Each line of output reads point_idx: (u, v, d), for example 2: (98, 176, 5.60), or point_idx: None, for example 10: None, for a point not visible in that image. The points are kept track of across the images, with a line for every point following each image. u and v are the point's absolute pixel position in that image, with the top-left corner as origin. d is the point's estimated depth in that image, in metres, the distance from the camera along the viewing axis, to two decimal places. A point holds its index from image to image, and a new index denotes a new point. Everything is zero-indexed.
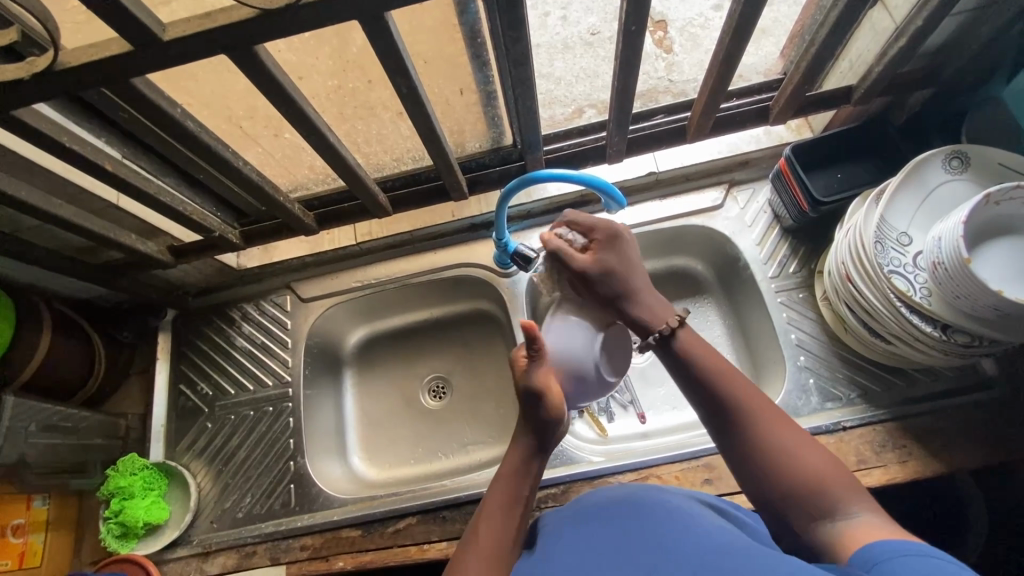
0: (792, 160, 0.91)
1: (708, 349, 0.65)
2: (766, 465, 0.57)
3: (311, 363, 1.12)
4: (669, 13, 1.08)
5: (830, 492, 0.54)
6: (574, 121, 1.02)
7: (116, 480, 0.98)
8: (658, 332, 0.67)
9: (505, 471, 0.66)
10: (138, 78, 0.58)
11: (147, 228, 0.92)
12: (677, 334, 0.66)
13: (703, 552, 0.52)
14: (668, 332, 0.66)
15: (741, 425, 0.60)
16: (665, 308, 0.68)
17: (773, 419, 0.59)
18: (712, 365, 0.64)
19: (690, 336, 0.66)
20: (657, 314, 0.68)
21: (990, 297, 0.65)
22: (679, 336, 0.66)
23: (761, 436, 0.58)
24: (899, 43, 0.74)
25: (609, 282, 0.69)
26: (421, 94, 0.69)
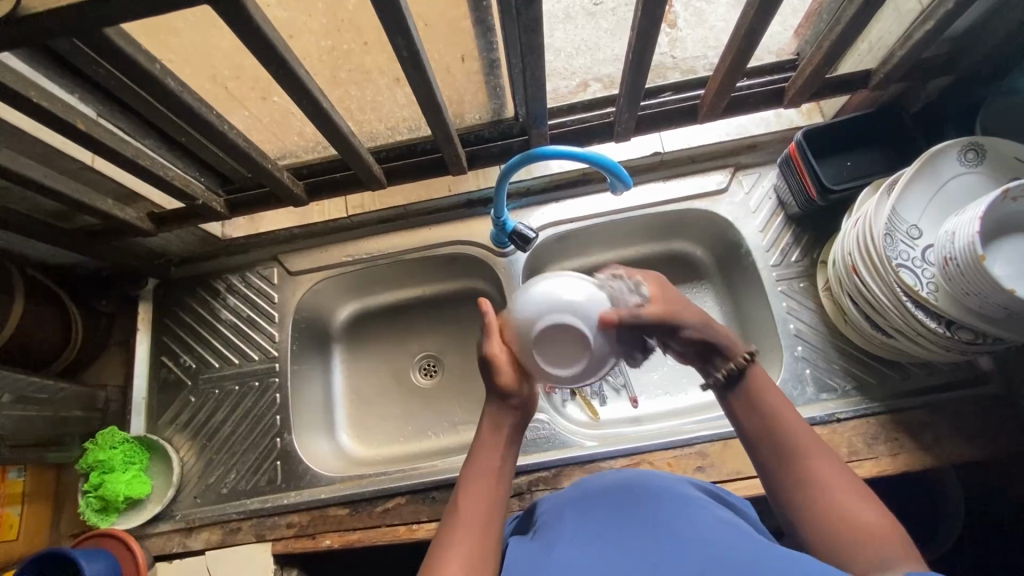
0: (803, 146, 0.88)
1: (778, 396, 0.64)
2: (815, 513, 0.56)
3: (299, 338, 1.09)
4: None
5: (877, 553, 0.52)
6: (579, 96, 0.94)
7: (95, 453, 0.94)
8: (728, 368, 0.66)
9: (477, 443, 0.66)
10: (111, 27, 0.53)
11: (126, 193, 0.87)
12: (750, 367, 0.66)
13: (705, 537, 0.51)
14: (738, 368, 0.66)
15: (794, 469, 0.59)
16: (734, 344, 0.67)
17: (831, 466, 0.58)
18: (777, 406, 0.63)
19: (761, 373, 0.66)
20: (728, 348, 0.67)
21: (1001, 296, 0.63)
22: (751, 372, 0.66)
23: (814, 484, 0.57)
24: (926, 26, 0.70)
25: (684, 318, 0.67)
26: (422, 58, 0.63)
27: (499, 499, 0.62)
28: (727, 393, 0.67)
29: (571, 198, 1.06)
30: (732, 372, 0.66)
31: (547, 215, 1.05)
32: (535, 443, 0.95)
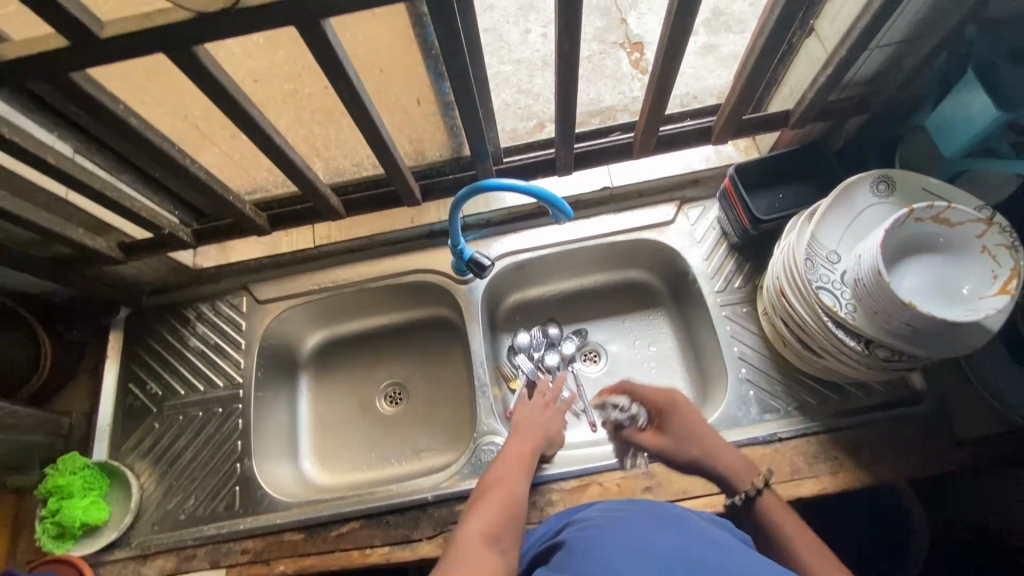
0: (735, 180, 0.94)
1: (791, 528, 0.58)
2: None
3: (265, 365, 1.12)
4: (646, 36, 1.18)
5: None
6: (535, 135, 1.08)
7: (55, 478, 0.95)
8: (737, 499, 0.78)
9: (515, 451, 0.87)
10: (76, 72, 0.58)
11: (98, 224, 0.92)
12: (760, 498, 0.76)
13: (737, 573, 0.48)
14: (755, 493, 0.76)
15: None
16: (749, 472, 0.82)
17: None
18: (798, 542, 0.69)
19: (773, 505, 0.75)
20: (740, 476, 0.82)
21: (905, 312, 0.68)
22: (761, 501, 0.76)
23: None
24: (827, 71, 0.78)
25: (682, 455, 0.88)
26: (366, 101, 0.69)
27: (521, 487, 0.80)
28: (748, 514, 0.77)
29: (529, 228, 1.11)
30: (741, 501, 0.78)
31: (505, 245, 1.11)
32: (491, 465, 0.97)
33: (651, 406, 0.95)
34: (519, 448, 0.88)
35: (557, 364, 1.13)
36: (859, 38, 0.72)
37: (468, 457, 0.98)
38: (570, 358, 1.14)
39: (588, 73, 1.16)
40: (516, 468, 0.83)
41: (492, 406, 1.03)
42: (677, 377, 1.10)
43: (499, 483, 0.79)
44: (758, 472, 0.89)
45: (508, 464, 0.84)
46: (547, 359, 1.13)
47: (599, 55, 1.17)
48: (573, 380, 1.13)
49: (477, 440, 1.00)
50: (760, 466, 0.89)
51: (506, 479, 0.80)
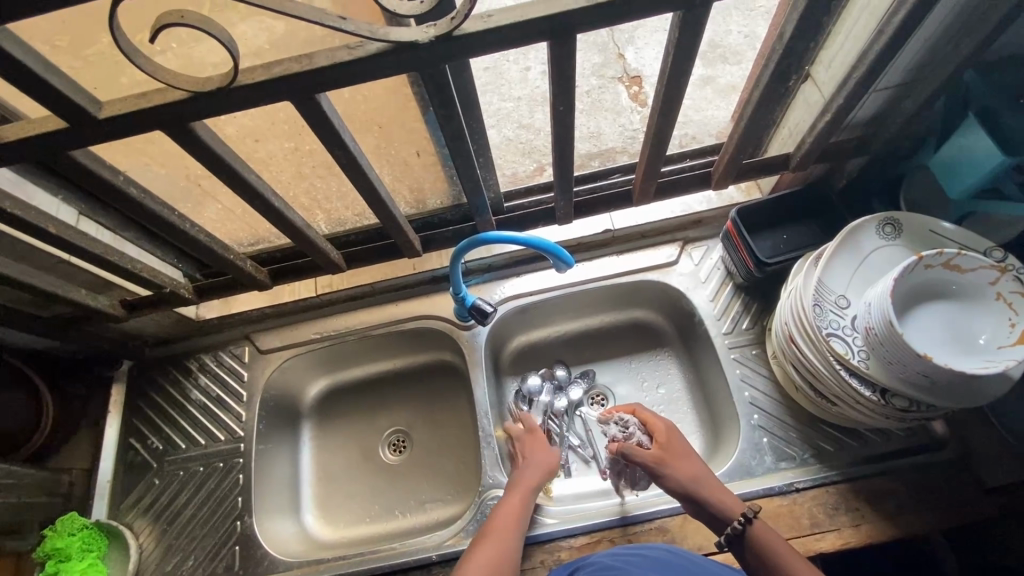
0: (738, 222, 0.94)
1: (778, 541, 0.71)
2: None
3: (266, 417, 1.10)
4: (644, 69, 1.21)
5: None
6: (536, 178, 1.05)
7: (53, 540, 0.94)
8: (734, 525, 0.73)
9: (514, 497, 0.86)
10: (77, 149, 0.58)
11: (101, 283, 0.92)
12: (749, 527, 0.73)
13: None
14: (740, 528, 0.73)
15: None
16: (733, 505, 0.77)
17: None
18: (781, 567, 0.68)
19: (767, 531, 0.72)
20: (725, 508, 0.77)
21: (920, 363, 0.66)
22: (751, 531, 0.72)
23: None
24: (826, 117, 0.78)
25: (673, 473, 0.81)
26: (363, 163, 0.69)
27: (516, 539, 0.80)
28: (744, 548, 0.72)
29: (531, 272, 1.11)
30: (739, 526, 0.73)
31: (507, 290, 1.10)
32: None
33: (658, 429, 0.86)
34: (521, 484, 0.88)
35: (564, 409, 1.10)
36: (856, 85, 0.72)
37: (474, 511, 0.95)
38: (578, 402, 1.11)
39: (588, 107, 1.17)
40: (514, 509, 0.85)
41: (497, 457, 1.00)
42: (688, 421, 1.06)
43: (496, 528, 0.81)
44: (776, 525, 0.85)
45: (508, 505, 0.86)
46: (555, 403, 1.10)
47: (598, 90, 1.19)
48: (581, 425, 1.10)
49: (483, 493, 0.97)
50: (777, 519, 0.85)
51: (503, 523, 0.82)
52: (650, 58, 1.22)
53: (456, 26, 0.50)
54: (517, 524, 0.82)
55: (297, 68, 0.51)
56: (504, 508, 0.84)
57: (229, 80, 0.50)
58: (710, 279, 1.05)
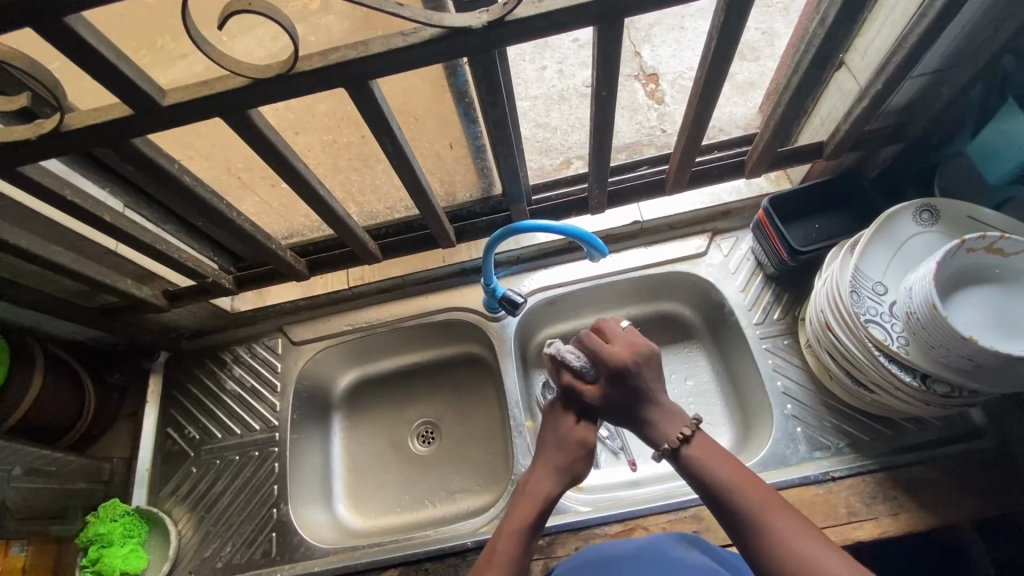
0: (770, 211, 0.94)
1: (720, 460, 0.66)
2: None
3: (300, 407, 1.12)
4: (660, 66, 1.21)
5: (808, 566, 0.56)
6: (563, 171, 1.06)
7: (95, 526, 0.96)
8: (669, 446, 0.67)
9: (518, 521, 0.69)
10: (138, 137, 0.61)
11: (144, 274, 0.95)
12: (687, 447, 0.67)
13: None
14: (674, 448, 0.67)
15: (779, 549, 0.58)
16: (675, 419, 0.70)
17: (806, 537, 0.58)
18: (723, 482, 0.64)
19: (703, 450, 0.67)
20: (667, 424, 0.69)
21: (965, 347, 0.66)
22: (687, 451, 0.67)
23: (794, 552, 0.57)
24: (862, 103, 0.78)
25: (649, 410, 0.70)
26: (406, 150, 0.72)
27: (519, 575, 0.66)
28: (681, 466, 0.68)
29: (558, 264, 1.11)
30: (670, 449, 0.67)
31: (536, 281, 1.11)
32: None
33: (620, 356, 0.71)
34: (531, 501, 0.71)
35: None
36: (895, 71, 0.72)
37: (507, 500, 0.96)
38: None
39: None
40: (516, 536, 0.68)
41: (528, 447, 1.01)
42: (718, 413, 1.06)
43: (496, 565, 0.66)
44: (812, 514, 0.85)
45: (512, 528, 0.69)
46: None
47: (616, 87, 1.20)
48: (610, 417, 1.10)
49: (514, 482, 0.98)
50: (813, 508, 0.85)
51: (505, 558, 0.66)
52: (666, 55, 1.22)
53: (508, 11, 0.52)
54: (523, 557, 0.67)
55: (353, 55, 0.54)
56: (504, 537, 0.68)
57: (290, 66, 0.53)
58: (740, 268, 1.06)
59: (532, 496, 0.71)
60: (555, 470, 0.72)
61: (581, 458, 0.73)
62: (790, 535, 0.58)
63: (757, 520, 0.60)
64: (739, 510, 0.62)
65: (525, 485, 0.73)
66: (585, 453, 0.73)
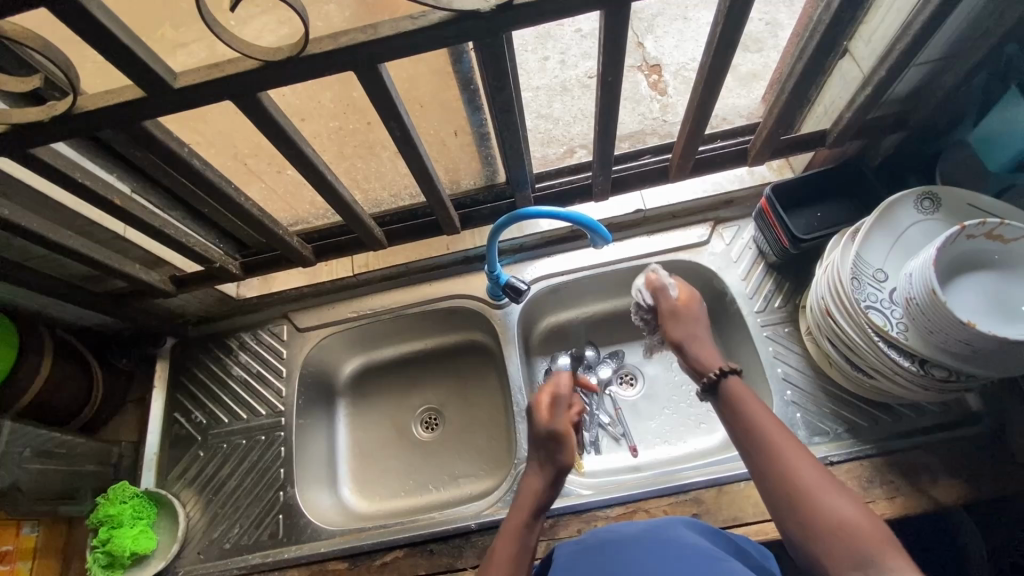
0: (772, 199, 0.95)
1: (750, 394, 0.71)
2: (794, 497, 0.60)
3: (305, 392, 1.13)
4: (664, 58, 1.21)
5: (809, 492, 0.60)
6: (566, 160, 1.07)
7: (106, 507, 0.97)
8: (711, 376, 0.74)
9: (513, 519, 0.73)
10: (149, 121, 0.62)
11: (152, 259, 0.96)
12: (727, 380, 0.73)
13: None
14: (716, 376, 0.74)
15: (784, 467, 0.63)
16: (712, 361, 0.78)
17: (809, 464, 0.62)
18: (752, 410, 0.68)
19: (739, 385, 0.72)
20: (709, 361, 0.78)
21: (962, 332, 0.67)
22: (728, 383, 0.73)
23: (798, 473, 0.61)
24: (865, 91, 0.79)
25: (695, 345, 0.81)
26: (414, 135, 0.73)
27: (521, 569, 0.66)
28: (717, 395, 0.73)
29: (561, 253, 1.12)
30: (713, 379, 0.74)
31: (540, 269, 1.12)
32: None
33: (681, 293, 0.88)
34: (527, 500, 0.75)
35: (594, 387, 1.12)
36: (899, 58, 0.72)
37: (509, 484, 0.98)
38: (607, 381, 1.13)
39: None
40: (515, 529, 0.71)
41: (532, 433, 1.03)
42: None
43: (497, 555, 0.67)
44: None
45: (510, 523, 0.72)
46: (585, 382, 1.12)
47: None
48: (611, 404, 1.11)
49: (517, 466, 0.99)
50: None
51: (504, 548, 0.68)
52: (670, 46, 1.22)
53: None
54: (526, 545, 0.69)
55: (363, 38, 0.55)
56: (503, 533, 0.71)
57: (299, 48, 0.54)
58: (742, 257, 1.06)
59: (525, 496, 0.76)
60: (545, 468, 0.79)
61: (560, 446, 0.79)
62: (800, 458, 0.63)
63: (772, 442, 0.65)
64: (756, 431, 0.67)
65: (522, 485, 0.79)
66: (563, 440, 0.79)
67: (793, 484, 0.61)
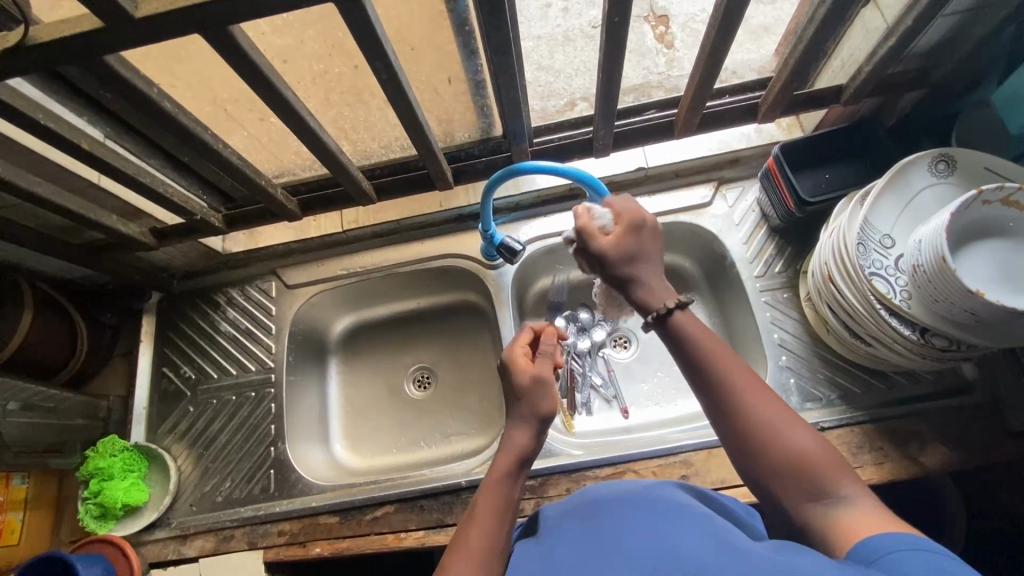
0: (781, 159, 0.91)
1: (701, 327, 0.62)
2: (752, 443, 0.56)
3: (295, 350, 1.12)
4: (672, 8, 1.11)
5: (766, 429, 0.56)
6: (566, 114, 1.01)
7: (95, 460, 0.98)
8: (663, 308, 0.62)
9: (496, 473, 0.64)
10: (111, 55, 0.57)
11: (130, 210, 0.92)
12: (678, 314, 0.62)
13: (696, 541, 0.51)
14: (667, 310, 0.62)
15: (739, 408, 0.57)
16: (668, 289, 0.64)
17: (770, 406, 0.57)
18: (704, 343, 0.60)
19: (689, 322, 0.62)
20: (660, 291, 0.64)
21: (969, 301, 0.65)
22: (678, 318, 0.62)
23: (761, 425, 0.56)
24: (888, 42, 0.73)
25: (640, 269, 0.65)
26: (402, 79, 0.69)
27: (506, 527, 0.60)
28: (664, 332, 0.63)
29: (558, 212, 1.09)
30: (659, 316, 0.63)
31: (535, 229, 1.08)
32: None
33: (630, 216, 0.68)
34: (511, 449, 0.66)
35: (588, 349, 1.11)
36: (928, 5, 0.67)
37: None
38: (601, 344, 1.12)
39: None
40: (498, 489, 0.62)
41: None
42: None
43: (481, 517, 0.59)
44: None
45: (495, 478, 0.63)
46: (578, 344, 1.11)
47: None
48: (604, 365, 1.11)
49: None
50: None
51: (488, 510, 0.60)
52: None
53: None
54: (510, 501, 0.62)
55: None
56: (485, 488, 0.62)
57: None
58: (746, 219, 1.03)
59: (508, 447, 0.66)
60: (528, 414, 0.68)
61: (543, 395, 0.68)
62: (761, 410, 0.57)
63: (728, 388, 0.58)
64: (706, 373, 0.59)
65: (503, 444, 0.68)
66: (546, 390, 0.68)
67: (755, 437, 0.56)
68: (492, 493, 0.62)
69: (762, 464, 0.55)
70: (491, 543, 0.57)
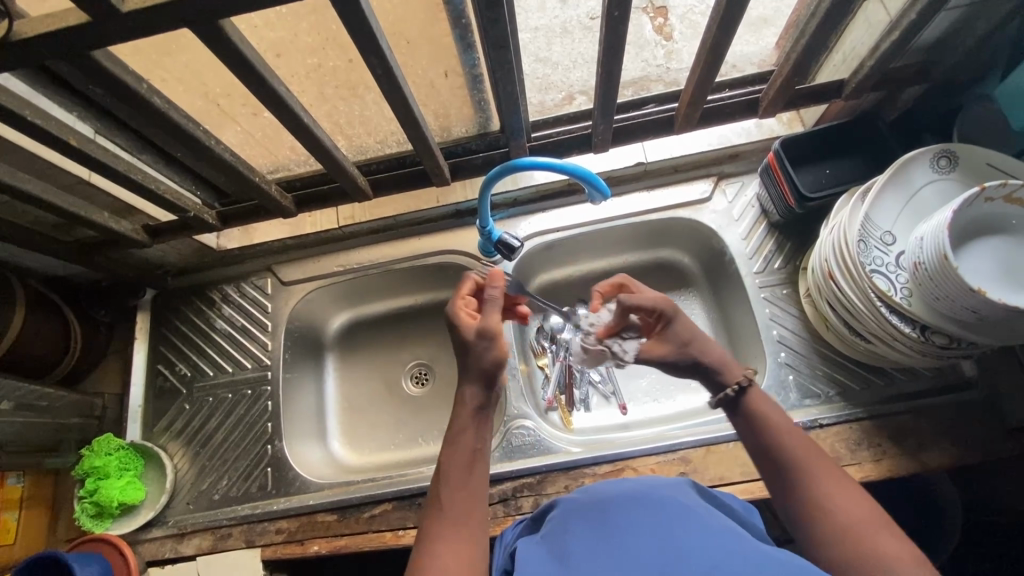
0: (782, 155, 0.90)
1: (778, 413, 0.64)
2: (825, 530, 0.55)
3: (291, 347, 1.11)
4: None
5: (839, 515, 0.55)
6: (564, 108, 1.00)
7: (91, 460, 0.97)
8: (727, 390, 0.66)
9: (454, 434, 0.65)
10: (98, 50, 0.56)
11: (122, 207, 0.90)
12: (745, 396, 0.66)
13: (704, 543, 0.50)
14: (735, 393, 0.66)
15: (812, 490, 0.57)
16: (731, 366, 0.68)
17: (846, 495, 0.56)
18: (780, 427, 0.62)
19: (762, 400, 0.65)
20: (724, 370, 0.68)
21: (970, 299, 0.65)
22: (746, 397, 0.65)
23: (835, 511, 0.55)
24: (891, 37, 0.72)
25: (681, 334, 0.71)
26: (397, 74, 0.67)
27: (479, 487, 0.63)
28: (734, 411, 0.66)
29: (557, 207, 1.08)
30: (732, 393, 0.66)
31: (534, 225, 1.07)
32: (521, 449, 0.96)
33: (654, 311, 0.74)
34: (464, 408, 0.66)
35: None
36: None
37: (500, 440, 0.97)
38: None
39: None
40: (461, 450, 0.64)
41: (522, 390, 1.02)
42: None
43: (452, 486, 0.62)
44: None
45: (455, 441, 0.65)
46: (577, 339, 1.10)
47: None
48: None
49: (508, 422, 0.99)
50: None
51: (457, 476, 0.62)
52: None
53: None
54: (474, 454, 0.64)
55: None
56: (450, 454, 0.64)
57: None
58: (745, 215, 1.02)
59: (460, 406, 0.66)
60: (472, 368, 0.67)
61: (487, 348, 0.67)
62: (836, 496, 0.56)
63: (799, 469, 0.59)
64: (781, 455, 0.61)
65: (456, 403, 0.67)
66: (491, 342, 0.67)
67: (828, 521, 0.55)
68: (456, 456, 0.64)
69: (836, 546, 0.54)
70: (467, 510, 0.60)
